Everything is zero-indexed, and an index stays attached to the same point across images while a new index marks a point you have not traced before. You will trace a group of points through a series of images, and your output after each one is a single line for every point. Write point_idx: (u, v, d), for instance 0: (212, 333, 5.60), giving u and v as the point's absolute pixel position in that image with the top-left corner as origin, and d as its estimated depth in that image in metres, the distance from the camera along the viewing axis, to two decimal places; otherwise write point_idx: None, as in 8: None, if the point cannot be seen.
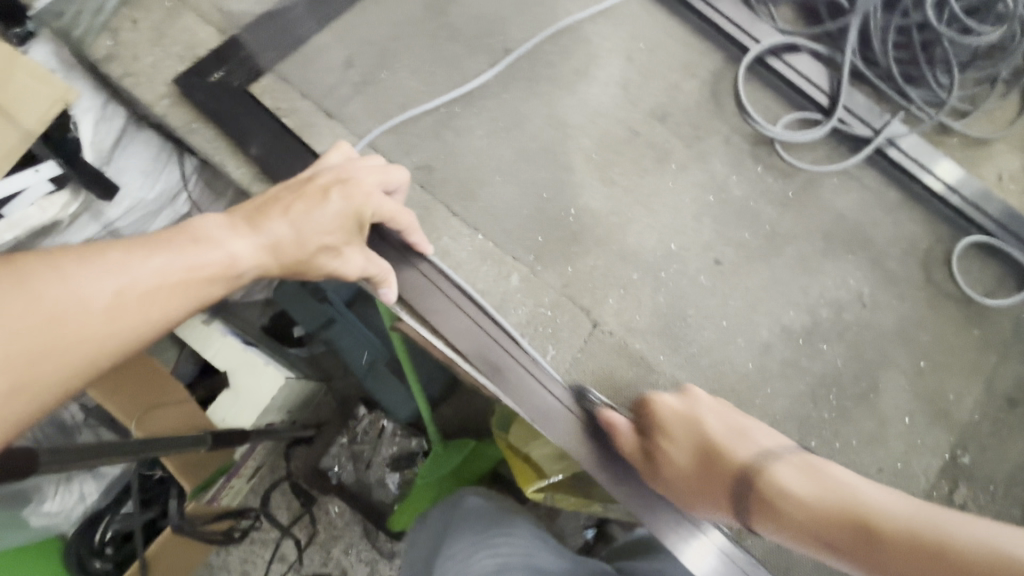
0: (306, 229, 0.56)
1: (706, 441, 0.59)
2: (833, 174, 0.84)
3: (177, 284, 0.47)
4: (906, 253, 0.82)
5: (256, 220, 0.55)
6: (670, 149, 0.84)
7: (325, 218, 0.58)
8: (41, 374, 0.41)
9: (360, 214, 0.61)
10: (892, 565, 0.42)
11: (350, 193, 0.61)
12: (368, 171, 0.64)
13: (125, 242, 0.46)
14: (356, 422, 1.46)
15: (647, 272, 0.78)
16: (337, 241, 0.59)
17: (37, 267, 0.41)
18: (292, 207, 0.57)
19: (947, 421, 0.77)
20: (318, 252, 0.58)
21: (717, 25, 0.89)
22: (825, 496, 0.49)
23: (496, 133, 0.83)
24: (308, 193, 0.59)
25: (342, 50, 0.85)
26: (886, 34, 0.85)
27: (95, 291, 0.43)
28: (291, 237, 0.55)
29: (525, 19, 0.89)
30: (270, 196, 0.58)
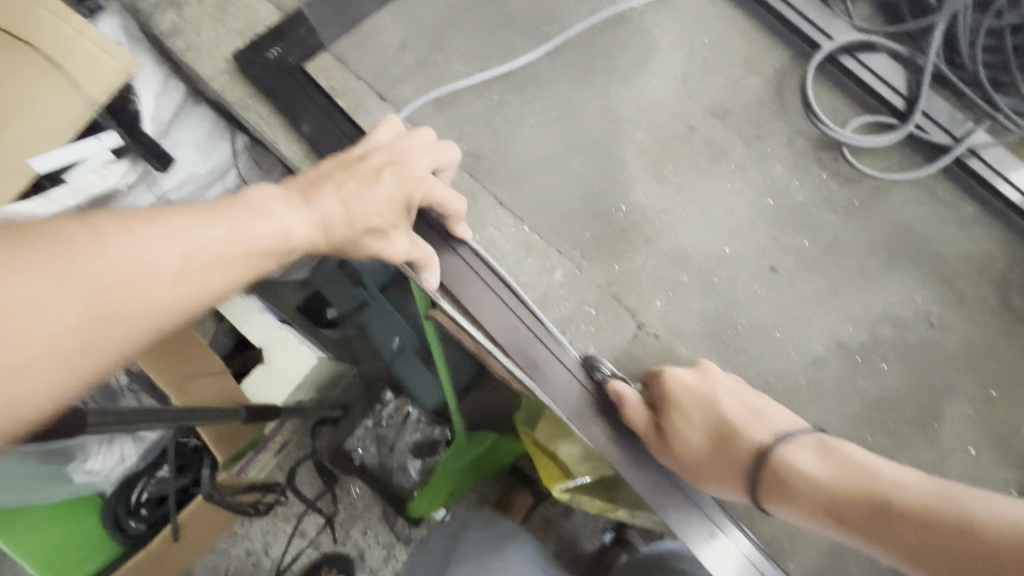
0: (356, 208, 0.56)
1: (724, 422, 0.63)
2: (904, 184, 0.79)
3: (238, 255, 0.46)
4: (980, 273, 0.76)
5: (308, 194, 0.54)
6: (729, 148, 0.80)
7: (375, 197, 0.57)
8: (108, 334, 0.40)
9: (409, 195, 0.60)
10: (908, 538, 0.48)
11: (399, 173, 0.60)
12: (419, 151, 0.63)
13: (190, 209, 0.45)
14: (383, 406, 1.47)
15: (697, 275, 0.75)
16: (385, 223, 0.59)
17: (109, 227, 0.41)
18: (344, 185, 0.56)
19: (1016, 456, 0.71)
20: (366, 234, 0.57)
21: (787, 20, 0.84)
22: (845, 480, 0.54)
23: (547, 123, 0.81)
24: (359, 171, 0.58)
25: (397, 33, 0.84)
26: (975, 37, 0.79)
27: (162, 256, 0.42)
28: (340, 215, 0.55)
29: (583, 7, 0.86)
30: (322, 171, 0.58)
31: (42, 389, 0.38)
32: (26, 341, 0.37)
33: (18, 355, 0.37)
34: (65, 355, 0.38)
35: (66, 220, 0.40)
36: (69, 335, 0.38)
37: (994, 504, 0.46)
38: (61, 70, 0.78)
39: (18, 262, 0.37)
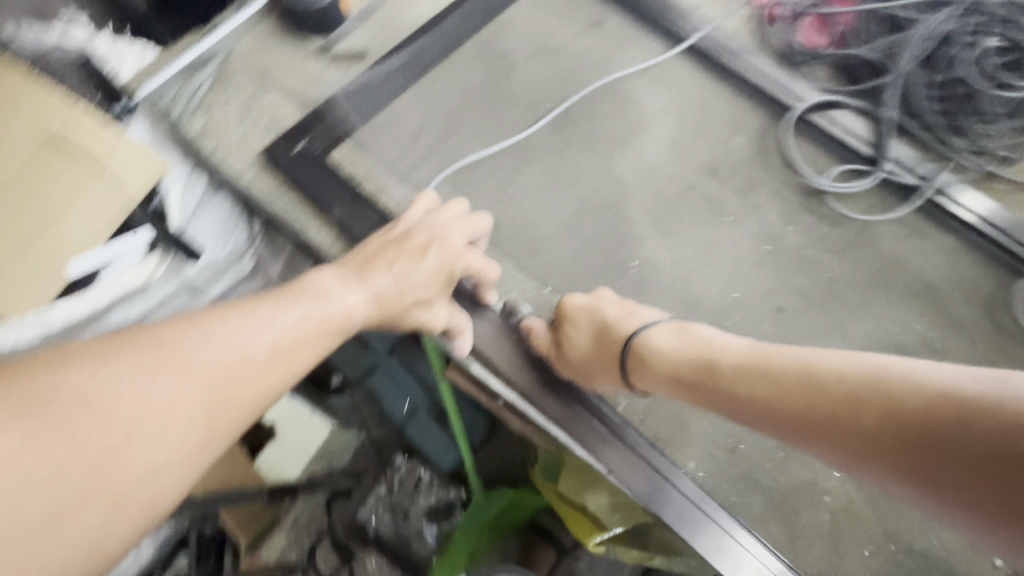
0: (404, 279, 0.60)
1: (602, 323, 0.73)
2: (886, 222, 0.87)
3: (314, 335, 0.50)
4: (967, 297, 0.83)
5: (360, 271, 0.59)
6: (724, 202, 0.88)
7: (421, 270, 0.62)
8: (223, 422, 0.44)
9: (449, 266, 0.65)
10: (734, 387, 0.59)
11: (439, 247, 0.65)
12: (454, 225, 0.69)
13: (270, 298, 0.50)
14: (394, 471, 1.38)
15: (712, 321, 0.80)
16: (430, 295, 0.63)
17: (213, 323, 0.45)
18: (394, 260, 0.61)
19: None
20: (414, 304, 0.62)
21: (761, 85, 0.94)
22: (685, 347, 0.66)
23: (556, 191, 0.87)
24: (404, 246, 0.63)
25: (412, 119, 0.92)
26: (926, 90, 0.89)
27: (258, 345, 0.46)
28: (391, 290, 0.59)
29: (577, 85, 0.95)
30: (369, 248, 0.63)
31: (176, 482, 0.41)
32: (164, 439, 0.40)
33: (158, 454, 0.40)
34: (192, 447, 0.42)
35: (176, 323, 0.44)
36: (195, 428, 0.42)
37: (929, 375, 0.46)
38: (97, 174, 0.81)
39: (149, 366, 0.41)
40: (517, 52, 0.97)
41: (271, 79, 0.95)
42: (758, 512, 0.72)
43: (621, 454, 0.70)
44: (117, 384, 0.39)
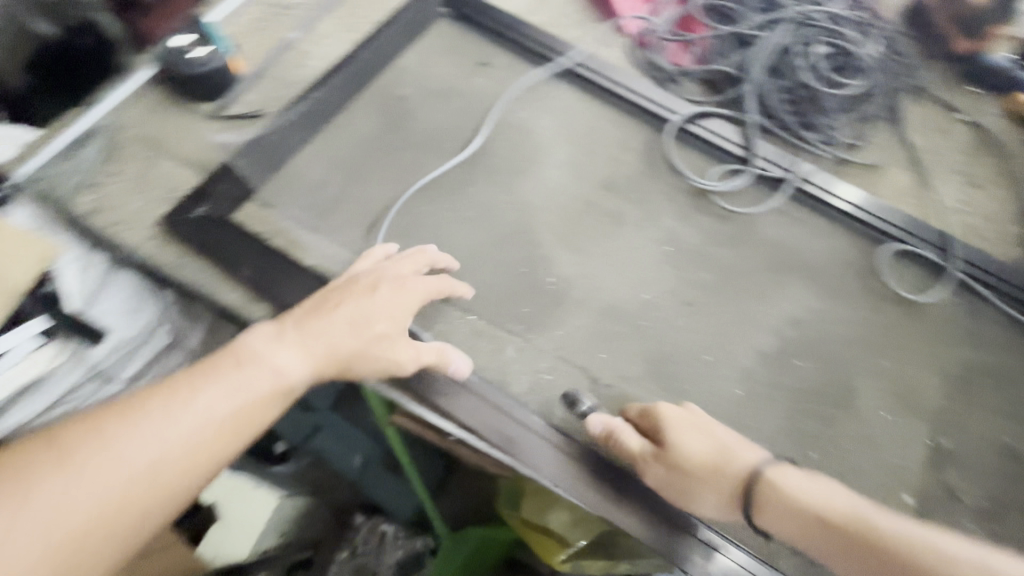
0: (355, 318, 0.63)
1: (722, 448, 0.65)
2: (766, 212, 0.96)
3: (233, 416, 0.52)
4: (843, 268, 0.93)
5: (308, 318, 0.62)
6: (624, 213, 0.95)
7: (375, 306, 0.66)
8: (129, 516, 0.47)
9: (404, 299, 0.69)
10: (862, 556, 0.54)
11: (387, 283, 0.69)
12: (404, 264, 0.75)
13: (189, 380, 0.52)
14: (356, 532, 1.32)
15: (628, 324, 0.86)
16: (389, 328, 0.66)
17: (114, 425, 0.48)
18: (343, 300, 0.64)
19: (919, 410, 0.83)
20: (376, 343, 0.64)
21: (640, 104, 1.03)
22: (829, 507, 0.58)
23: (467, 223, 0.91)
24: (354, 286, 0.67)
25: (317, 172, 0.93)
26: (776, 95, 1.02)
27: (162, 437, 0.48)
28: (345, 332, 0.62)
29: (475, 122, 1.00)
30: (319, 296, 0.66)
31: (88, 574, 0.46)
32: (66, 543, 0.44)
33: (59, 558, 0.44)
34: (94, 545, 0.45)
35: (78, 427, 0.48)
36: (98, 527, 0.45)
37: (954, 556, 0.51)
38: None
39: (45, 476, 0.45)
40: (414, 97, 1.02)
41: (164, 147, 0.93)
42: (697, 496, 0.76)
43: (566, 467, 0.71)
44: (34, 500, 0.44)
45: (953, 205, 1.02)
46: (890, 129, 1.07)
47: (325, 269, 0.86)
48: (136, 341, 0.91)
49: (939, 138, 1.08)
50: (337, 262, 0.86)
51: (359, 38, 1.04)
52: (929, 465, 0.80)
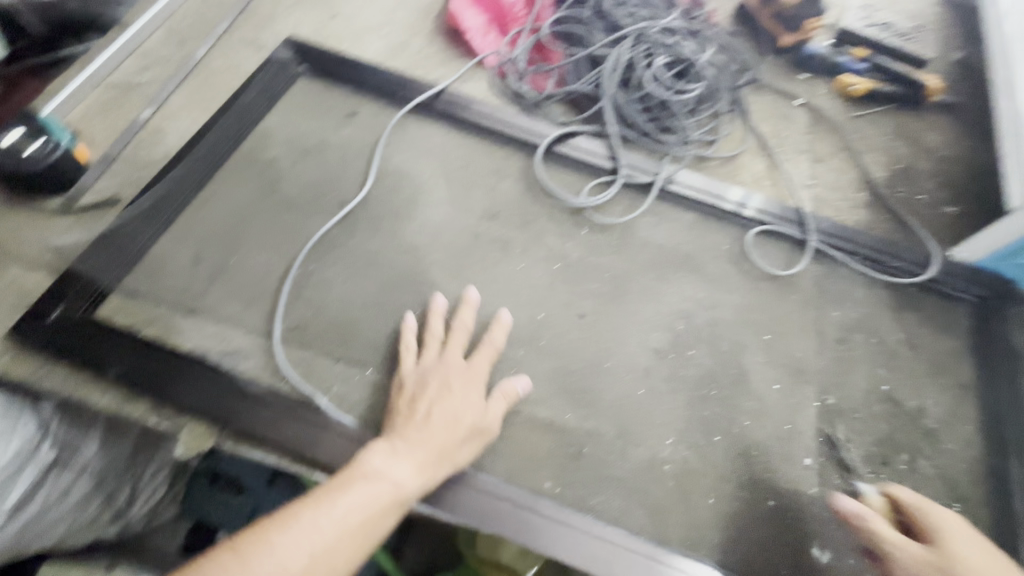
0: (448, 420, 0.71)
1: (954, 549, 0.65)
2: (642, 215, 1.02)
3: (361, 526, 0.58)
4: (717, 256, 1.00)
5: (413, 430, 0.69)
6: (510, 240, 0.97)
7: (461, 400, 0.73)
8: None
9: (476, 380, 0.77)
10: None
11: (460, 371, 0.77)
12: (457, 345, 0.81)
13: (313, 498, 0.58)
14: None
15: (528, 347, 0.87)
16: (473, 421, 0.73)
17: (258, 541, 0.53)
18: (433, 405, 0.72)
19: (806, 375, 0.89)
20: (472, 431, 0.73)
21: (510, 133, 1.07)
22: None
23: (355, 274, 0.89)
24: (428, 390, 0.74)
25: (185, 249, 0.89)
26: (633, 105, 1.08)
27: (300, 551, 0.53)
28: (442, 434, 0.70)
29: (350, 172, 0.99)
30: (403, 409, 0.73)
31: None
32: None
33: None
34: None
35: (221, 553, 0.52)
36: None
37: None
38: None
39: None
40: (283, 157, 1.00)
41: (7, 251, 0.86)
42: (616, 504, 0.77)
43: (486, 504, 0.73)
44: None
45: (803, 182, 1.12)
46: (740, 121, 1.17)
47: (206, 350, 0.81)
48: (4, 471, 0.67)
49: (782, 124, 1.20)
50: (219, 341, 0.82)
51: (218, 108, 1.02)
52: (821, 424, 0.86)
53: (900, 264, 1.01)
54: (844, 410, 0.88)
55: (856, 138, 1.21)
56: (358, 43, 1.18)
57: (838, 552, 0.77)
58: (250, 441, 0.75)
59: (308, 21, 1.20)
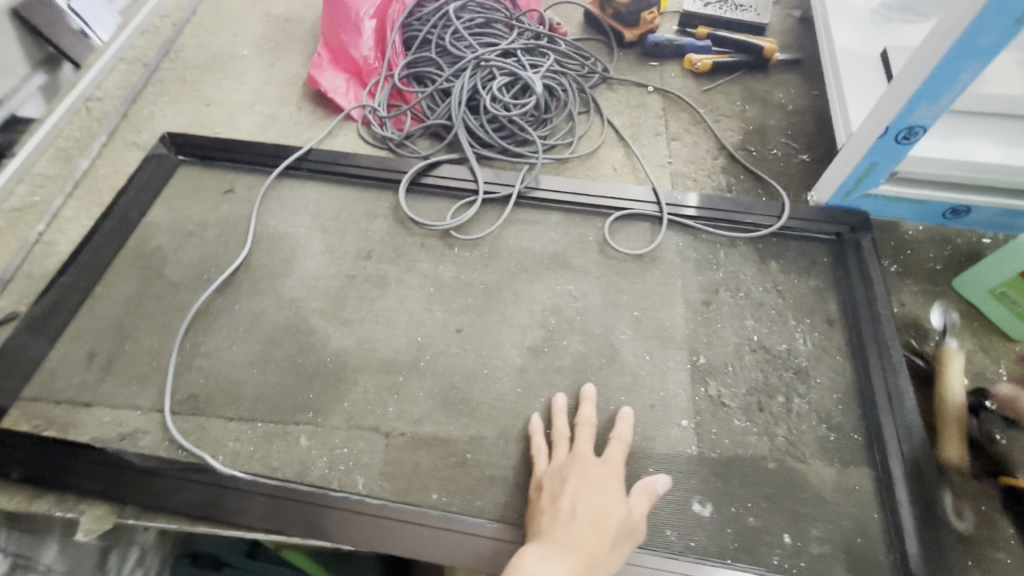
0: (594, 515, 0.68)
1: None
2: (507, 225, 1.08)
3: None
4: (583, 247, 1.06)
5: (560, 529, 0.66)
6: (386, 274, 1.03)
7: (600, 493, 0.70)
8: None
9: (615, 474, 0.74)
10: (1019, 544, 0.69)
11: (595, 466, 0.75)
12: (586, 439, 0.80)
13: None
14: None
15: (409, 371, 0.92)
16: (618, 517, 0.69)
17: None
18: (575, 498, 0.70)
19: (675, 341, 0.94)
20: (621, 530, 0.68)
21: (377, 176, 1.15)
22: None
23: (240, 337, 0.96)
24: (566, 486, 0.73)
25: (80, 348, 0.95)
26: (484, 126, 1.16)
27: None
28: (592, 533, 0.66)
29: (230, 244, 1.07)
30: (547, 509, 0.71)
31: None
32: None
33: None
34: None
35: None
36: None
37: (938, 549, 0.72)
38: None
39: None
40: (167, 244, 1.07)
41: None
42: (501, 500, 0.81)
43: (372, 526, 0.77)
44: None
45: (662, 161, 1.19)
46: (594, 119, 1.25)
47: (103, 437, 0.86)
48: None
49: (636, 112, 1.27)
50: (115, 426, 0.87)
51: (103, 212, 1.10)
52: (694, 384, 0.90)
53: (755, 219, 1.06)
54: (717, 366, 0.92)
55: (709, 110, 1.28)
56: (233, 124, 1.27)
57: (720, 503, 0.80)
58: (149, 513, 0.79)
59: (185, 114, 1.29)
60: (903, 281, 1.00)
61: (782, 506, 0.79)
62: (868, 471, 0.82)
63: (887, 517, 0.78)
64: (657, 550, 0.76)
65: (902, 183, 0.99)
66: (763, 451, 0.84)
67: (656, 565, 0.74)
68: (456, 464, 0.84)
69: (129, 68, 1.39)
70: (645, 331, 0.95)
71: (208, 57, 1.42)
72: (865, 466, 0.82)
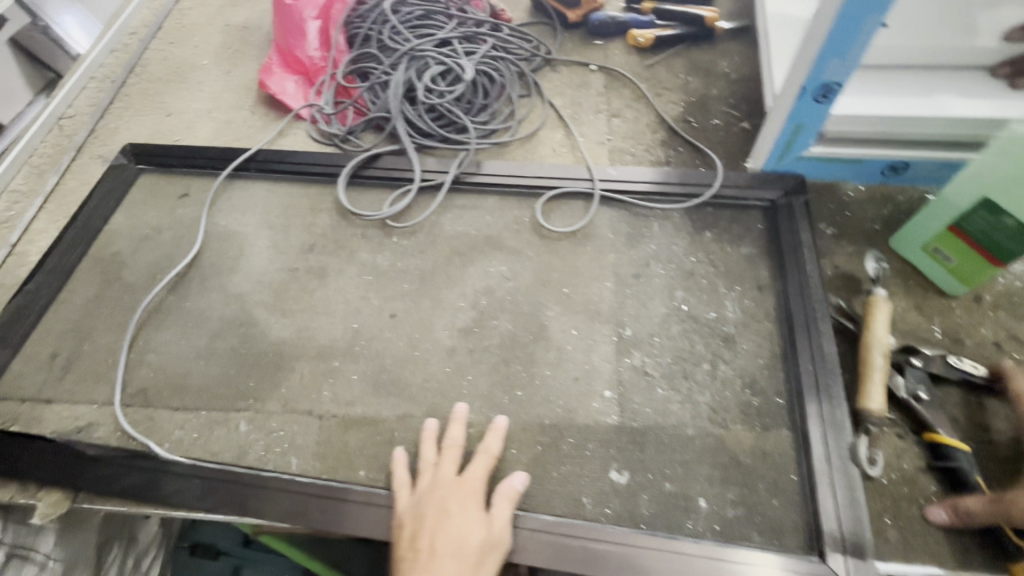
0: (454, 548, 0.71)
1: None
2: (444, 211, 1.11)
3: None
4: (516, 229, 1.07)
5: (421, 571, 0.68)
6: (326, 265, 1.07)
7: (459, 523, 0.73)
8: None
9: (474, 496, 0.76)
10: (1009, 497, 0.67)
11: (455, 492, 0.76)
12: (449, 463, 0.80)
13: None
14: None
15: (344, 356, 0.96)
16: (478, 540, 0.72)
17: None
18: (434, 535, 0.72)
19: (603, 315, 0.95)
20: (483, 549, 0.71)
21: (321, 172, 1.18)
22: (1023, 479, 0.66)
23: (188, 332, 1.01)
24: (425, 521, 0.73)
25: (44, 349, 1.02)
26: (422, 116, 1.18)
27: None
28: (452, 564, 0.69)
29: (184, 246, 1.13)
30: (405, 551, 0.72)
31: None
32: None
33: None
34: None
35: None
36: None
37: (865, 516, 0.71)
38: None
39: None
40: (126, 248, 1.14)
41: None
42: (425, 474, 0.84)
43: (300, 503, 0.81)
44: None
45: (600, 139, 1.19)
46: (535, 102, 1.26)
47: (62, 430, 0.93)
48: None
49: (577, 92, 1.28)
50: (73, 419, 0.94)
51: (68, 222, 1.17)
52: (619, 356, 0.91)
53: (689, 190, 1.06)
54: (644, 338, 0.92)
55: (651, 85, 1.27)
56: (190, 131, 1.33)
57: (637, 470, 0.81)
58: (99, 497, 0.85)
59: (146, 125, 1.36)
60: (839, 244, 0.98)
61: (699, 471, 0.80)
62: (788, 433, 0.81)
63: (804, 478, 0.78)
64: (572, 517, 0.78)
65: (832, 143, 0.97)
66: (684, 418, 0.84)
67: (582, 531, 0.76)
68: (383, 443, 0.87)
69: (98, 86, 1.47)
70: (570, 308, 0.96)
71: (170, 69, 1.48)
72: (785, 428, 0.82)
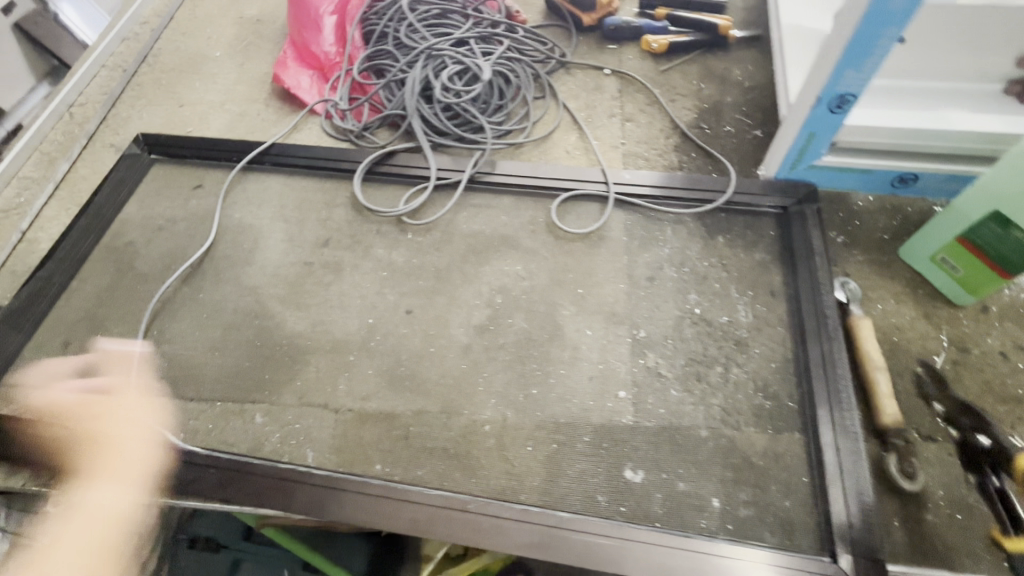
0: (130, 428, 0.82)
1: None
2: (460, 209, 1.11)
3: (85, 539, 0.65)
4: (531, 229, 1.08)
5: (93, 454, 0.78)
6: (341, 260, 1.07)
7: (138, 408, 0.88)
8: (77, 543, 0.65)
9: (148, 400, 0.91)
10: None
11: (132, 388, 0.90)
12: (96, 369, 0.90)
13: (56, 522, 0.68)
14: None
15: (360, 351, 0.96)
16: (133, 430, 0.83)
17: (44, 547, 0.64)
18: (101, 412, 0.82)
19: (618, 316, 0.96)
20: (145, 434, 0.85)
21: (338, 168, 1.19)
22: None
23: (203, 323, 1.01)
24: (98, 407, 0.83)
25: (57, 337, 1.02)
26: (438, 115, 1.19)
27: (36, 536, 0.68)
28: (133, 445, 0.81)
29: (198, 237, 1.13)
30: (82, 447, 0.81)
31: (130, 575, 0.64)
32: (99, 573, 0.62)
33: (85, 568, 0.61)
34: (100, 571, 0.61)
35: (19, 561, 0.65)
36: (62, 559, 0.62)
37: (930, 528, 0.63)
38: None
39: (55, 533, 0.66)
40: (139, 238, 1.14)
41: None
42: (441, 469, 0.85)
43: (317, 495, 0.81)
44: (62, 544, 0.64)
45: (614, 143, 1.20)
46: (549, 104, 1.27)
47: None
48: None
49: (591, 96, 1.29)
50: None
51: (80, 209, 1.17)
52: (633, 357, 0.92)
53: (702, 196, 1.08)
54: (658, 339, 0.93)
55: (664, 91, 1.29)
56: (203, 122, 1.33)
57: (652, 470, 0.82)
58: None
59: (159, 116, 1.35)
60: (850, 252, 1.00)
61: (712, 471, 0.81)
62: (800, 437, 0.83)
63: (816, 480, 0.80)
64: (589, 514, 0.79)
65: (845, 154, 0.99)
66: (697, 419, 0.86)
67: (596, 529, 0.76)
68: (397, 440, 0.87)
69: (109, 74, 1.46)
70: (586, 308, 0.97)
71: (183, 60, 1.48)
72: (797, 431, 0.83)
